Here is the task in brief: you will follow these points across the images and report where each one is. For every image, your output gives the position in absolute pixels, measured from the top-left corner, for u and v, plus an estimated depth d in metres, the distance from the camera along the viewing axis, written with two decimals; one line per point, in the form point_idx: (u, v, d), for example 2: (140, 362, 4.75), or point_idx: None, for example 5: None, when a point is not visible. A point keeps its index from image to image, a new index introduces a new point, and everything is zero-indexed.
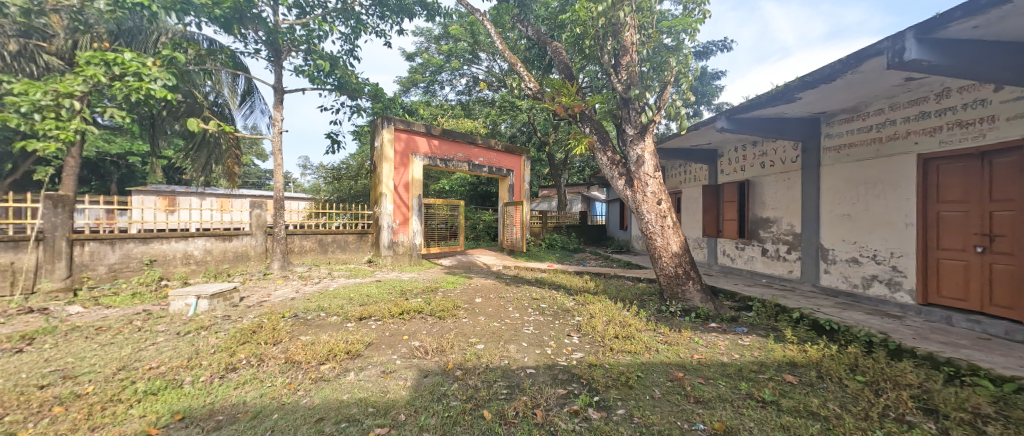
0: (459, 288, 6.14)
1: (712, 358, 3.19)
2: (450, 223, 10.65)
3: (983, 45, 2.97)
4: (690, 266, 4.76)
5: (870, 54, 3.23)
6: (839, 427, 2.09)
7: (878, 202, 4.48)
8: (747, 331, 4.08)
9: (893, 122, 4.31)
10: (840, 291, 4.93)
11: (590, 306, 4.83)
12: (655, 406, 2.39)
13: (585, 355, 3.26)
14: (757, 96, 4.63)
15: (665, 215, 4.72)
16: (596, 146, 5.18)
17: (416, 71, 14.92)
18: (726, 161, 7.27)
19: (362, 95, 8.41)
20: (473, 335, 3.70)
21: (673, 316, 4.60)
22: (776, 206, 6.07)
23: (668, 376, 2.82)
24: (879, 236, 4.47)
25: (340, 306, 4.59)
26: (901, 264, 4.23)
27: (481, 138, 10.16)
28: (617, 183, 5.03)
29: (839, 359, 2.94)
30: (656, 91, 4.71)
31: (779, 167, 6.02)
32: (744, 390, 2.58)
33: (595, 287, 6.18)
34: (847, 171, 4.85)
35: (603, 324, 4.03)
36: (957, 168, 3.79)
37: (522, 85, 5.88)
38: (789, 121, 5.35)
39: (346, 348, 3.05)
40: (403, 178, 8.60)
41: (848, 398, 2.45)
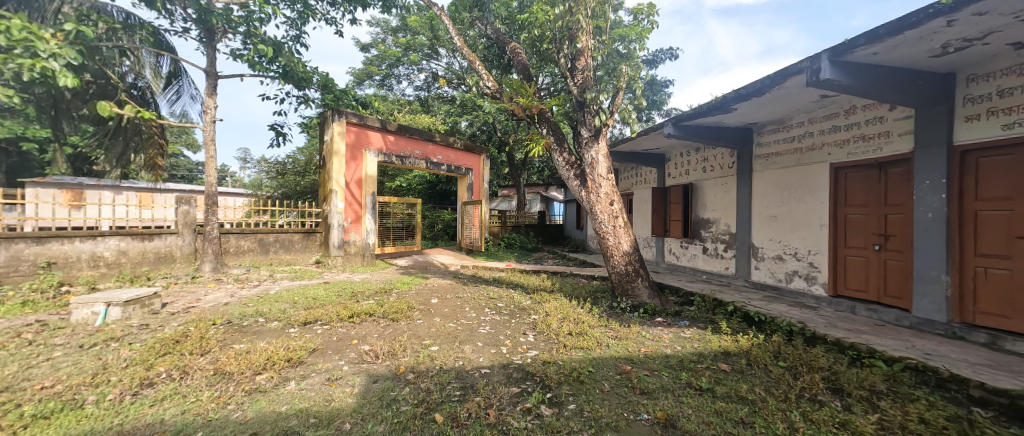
0: (414, 289, 5.96)
1: (657, 351, 3.38)
2: (405, 220, 10.30)
3: (882, 70, 3.42)
4: (639, 264, 5.01)
5: (792, 72, 3.61)
6: (762, 409, 2.30)
7: (799, 205, 5.01)
8: (689, 324, 4.39)
9: (811, 134, 4.84)
10: (767, 286, 5.45)
11: (545, 304, 4.91)
12: (605, 399, 2.48)
13: (539, 353, 3.31)
14: (699, 105, 4.98)
15: (617, 215, 4.93)
16: (553, 147, 5.29)
17: (371, 63, 14.31)
18: (673, 166, 7.75)
19: (311, 85, 7.90)
20: (426, 336, 3.62)
21: (623, 312, 4.82)
22: (715, 208, 6.57)
23: (617, 370, 2.95)
24: (799, 235, 4.99)
25: (282, 310, 4.27)
26: (816, 261, 4.75)
27: (439, 136, 9.97)
28: (573, 183, 5.17)
29: (765, 347, 3.25)
30: (610, 95, 4.87)
31: (718, 172, 6.52)
32: (684, 379, 2.76)
33: (551, 286, 6.29)
34: (774, 176, 5.37)
35: (558, 322, 4.12)
36: (861, 176, 4.33)
37: (480, 84, 5.85)
38: (727, 130, 5.81)
39: (287, 355, 2.85)
40: (356, 174, 8.22)
41: (771, 382, 2.70)
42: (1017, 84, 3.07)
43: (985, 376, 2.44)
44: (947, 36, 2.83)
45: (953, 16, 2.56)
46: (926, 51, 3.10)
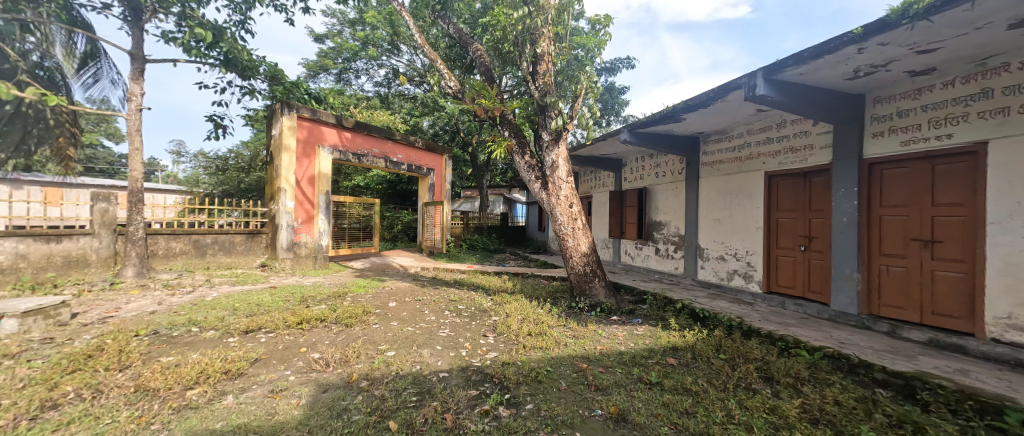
0: (371, 293, 5.74)
1: (612, 348, 3.52)
2: (362, 220, 9.88)
3: (807, 89, 3.81)
4: (596, 264, 5.18)
5: (733, 87, 3.93)
6: (704, 399, 2.47)
7: (739, 209, 5.44)
8: (641, 321, 4.61)
9: (749, 144, 5.27)
10: (711, 284, 5.86)
11: (505, 305, 4.93)
12: (561, 397, 2.54)
13: (499, 354, 3.31)
14: (652, 114, 5.27)
15: (576, 218, 5.06)
16: (515, 149, 5.35)
17: (326, 56, 13.60)
18: (629, 170, 8.10)
19: (257, 75, 7.36)
20: (382, 341, 3.50)
21: (581, 312, 4.96)
22: (666, 211, 6.96)
23: (574, 368, 3.03)
24: (739, 237, 5.42)
25: (220, 318, 3.93)
26: (753, 261, 5.19)
27: (399, 134, 9.69)
28: (534, 186, 5.26)
29: (708, 341, 3.49)
30: (569, 100, 5.00)
31: (669, 177, 6.92)
32: (636, 374, 2.90)
33: (512, 287, 6.33)
34: (718, 182, 5.79)
35: (518, 322, 4.16)
36: (790, 183, 4.79)
37: (442, 83, 5.77)
38: (677, 138, 6.18)
39: (224, 367, 2.63)
40: (308, 171, 7.78)
41: (713, 373, 2.91)
42: (911, 106, 3.56)
43: (887, 361, 2.79)
44: (859, 61, 3.21)
45: (863, 45, 2.92)
46: (842, 74, 3.50)
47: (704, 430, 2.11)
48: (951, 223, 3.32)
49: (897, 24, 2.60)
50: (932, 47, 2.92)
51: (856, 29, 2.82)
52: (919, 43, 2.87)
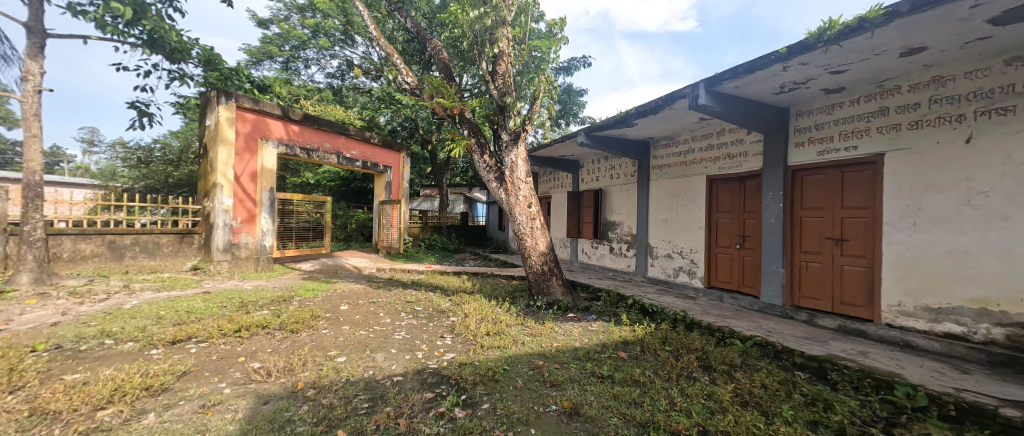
0: (321, 296, 5.44)
1: (568, 344, 3.62)
2: (312, 220, 9.30)
3: (742, 101, 4.17)
4: (554, 263, 5.29)
5: (678, 96, 4.20)
6: (650, 389, 2.63)
7: (684, 210, 5.82)
8: (596, 318, 4.79)
9: (693, 150, 5.66)
10: (659, 280, 6.21)
11: (464, 305, 4.90)
12: (517, 395, 2.57)
13: (456, 355, 3.28)
14: (606, 118, 5.49)
15: (534, 217, 5.14)
16: (474, 148, 5.33)
17: (271, 42, 12.65)
18: (586, 172, 8.37)
19: (188, 58, 6.67)
20: (332, 347, 3.32)
21: (539, 310, 5.05)
22: (620, 211, 7.27)
23: (530, 366, 3.09)
24: (684, 236, 5.80)
25: (141, 328, 3.52)
26: (695, 258, 5.58)
27: (353, 129, 9.25)
28: (493, 185, 5.28)
29: (656, 334, 3.71)
30: (528, 101, 5.06)
31: (622, 179, 7.24)
32: (589, 369, 3.01)
33: (471, 287, 6.30)
34: (666, 185, 6.16)
35: (476, 322, 4.15)
36: (728, 187, 5.22)
37: (399, 78, 5.61)
38: (630, 142, 6.48)
39: (145, 382, 2.36)
40: (250, 167, 7.20)
41: (659, 364, 3.10)
42: (827, 120, 4.01)
43: (804, 346, 3.14)
44: (784, 78, 3.57)
45: (788, 63, 3.25)
46: (770, 89, 3.87)
47: (650, 418, 2.24)
48: (857, 224, 3.79)
49: (815, 46, 2.93)
50: (843, 68, 3.32)
51: (782, 48, 3.13)
52: (832, 65, 3.25)
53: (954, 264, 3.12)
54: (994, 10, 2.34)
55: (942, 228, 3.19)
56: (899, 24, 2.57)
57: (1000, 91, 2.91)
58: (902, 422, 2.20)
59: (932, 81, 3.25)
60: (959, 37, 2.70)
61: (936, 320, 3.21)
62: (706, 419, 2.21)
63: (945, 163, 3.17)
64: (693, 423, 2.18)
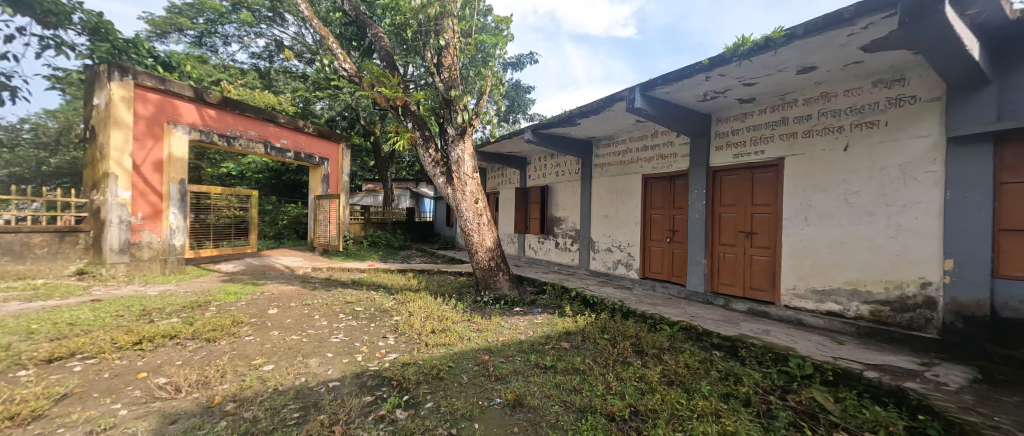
0: (246, 299, 4.94)
1: (513, 338, 3.68)
2: (235, 216, 8.41)
3: (672, 106, 4.53)
4: (500, 259, 5.33)
5: (616, 98, 4.45)
6: (589, 375, 2.78)
7: (622, 207, 6.19)
8: (541, 311, 4.92)
9: (631, 150, 6.02)
10: (600, 272, 6.55)
11: (409, 304, 4.75)
12: (462, 392, 2.56)
13: (399, 355, 3.18)
14: (551, 117, 5.64)
15: (481, 213, 5.12)
16: (419, 142, 5.18)
17: (181, 13, 11.07)
18: (533, 169, 8.53)
19: (68, 24, 5.61)
20: (257, 355, 3.03)
21: (486, 305, 5.07)
22: (565, 207, 7.52)
23: (476, 361, 3.09)
24: (622, 231, 6.16)
25: (3, 346, 2.91)
26: (632, 251, 5.97)
27: (283, 116, 8.45)
28: (439, 180, 5.19)
29: (596, 324, 3.92)
30: (475, 96, 5.01)
31: (567, 177, 7.49)
32: (533, 360, 3.09)
33: (416, 284, 6.13)
34: (606, 183, 6.49)
35: (421, 321, 4.05)
36: (660, 185, 5.63)
37: (336, 64, 5.24)
38: (573, 141, 6.73)
39: (8, 411, 1.96)
40: (154, 154, 6.26)
41: (598, 352, 3.28)
42: (741, 127, 4.51)
43: (720, 328, 3.53)
44: (707, 87, 3.94)
45: (710, 73, 3.59)
46: (696, 96, 4.24)
47: (588, 403, 2.36)
48: (764, 219, 4.32)
49: (732, 60, 3.27)
50: (753, 81, 3.74)
51: (705, 60, 3.45)
52: (745, 78, 3.65)
53: (835, 252, 3.69)
54: (865, 39, 2.78)
55: (826, 222, 3.76)
56: (795, 46, 2.97)
57: (868, 107, 3.47)
58: (794, 388, 2.57)
59: (820, 96, 3.79)
60: (840, 59, 3.17)
61: (821, 300, 3.78)
62: (637, 400, 2.39)
63: (829, 167, 3.73)
64: (626, 404, 2.34)
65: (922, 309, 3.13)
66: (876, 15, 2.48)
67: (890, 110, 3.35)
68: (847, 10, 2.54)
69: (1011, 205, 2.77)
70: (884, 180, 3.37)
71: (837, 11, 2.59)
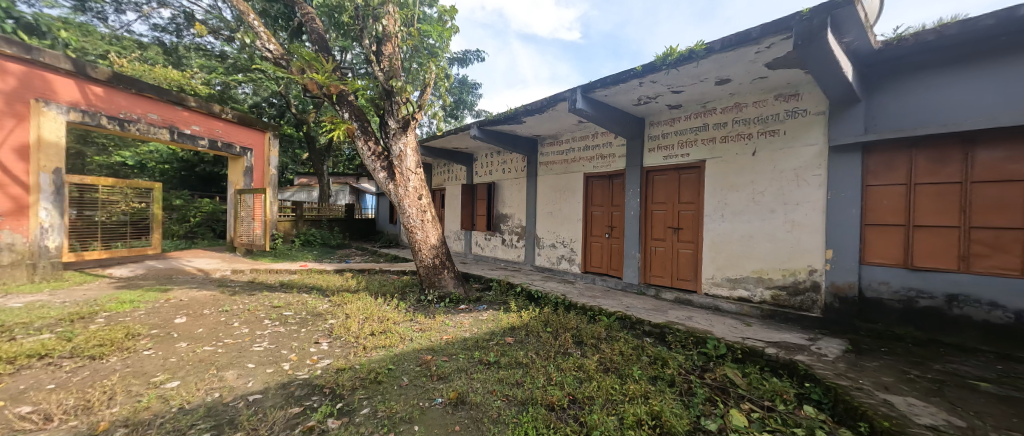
0: (146, 308, 4.29)
1: (457, 336, 3.63)
2: (133, 212, 7.05)
3: (610, 108, 4.77)
4: (445, 256, 5.22)
5: (559, 98, 4.59)
6: (531, 368, 2.84)
7: (565, 204, 6.40)
8: (486, 307, 4.91)
9: (573, 149, 6.25)
10: (545, 268, 6.73)
11: (346, 306, 4.46)
12: (402, 394, 2.47)
13: (332, 361, 2.97)
14: (497, 114, 5.65)
15: (425, 210, 4.96)
16: (356, 133, 4.88)
17: None
18: (479, 165, 8.48)
19: None
20: (158, 372, 2.64)
21: (430, 304, 4.94)
22: (511, 204, 7.58)
23: (418, 362, 3.00)
24: (565, 227, 6.37)
25: None
26: (574, 247, 6.21)
27: (195, 99, 7.45)
28: (380, 175, 4.94)
29: (540, 318, 4.02)
30: (418, 88, 4.83)
31: (513, 174, 7.55)
32: (477, 357, 3.08)
33: (355, 285, 5.78)
34: (550, 181, 6.67)
35: (359, 323, 3.83)
36: (600, 183, 5.91)
37: (259, 44, 4.74)
38: (519, 139, 6.81)
39: None
40: (17, 137, 5.15)
41: (541, 345, 3.37)
42: (669, 131, 4.88)
43: (651, 316, 3.82)
44: (640, 92, 4.21)
45: (643, 79, 3.83)
46: (631, 100, 4.51)
47: (529, 396, 2.41)
48: (688, 216, 4.74)
49: (661, 68, 3.53)
50: (680, 89, 4.07)
51: (639, 66, 3.68)
52: (673, 85, 3.96)
53: (745, 245, 4.16)
54: (769, 57, 3.16)
55: (738, 218, 4.22)
56: (714, 59, 3.28)
57: (771, 118, 3.96)
58: (710, 367, 2.87)
59: (734, 106, 4.24)
60: (750, 74, 3.57)
61: (733, 288, 4.25)
62: (575, 389, 2.49)
63: (741, 170, 4.20)
64: (565, 394, 2.44)
65: (809, 292, 3.66)
66: (777, 36, 2.83)
67: (787, 120, 3.85)
68: (755, 30, 2.87)
69: (874, 204, 3.34)
70: (782, 181, 3.87)
71: (746, 30, 2.91)
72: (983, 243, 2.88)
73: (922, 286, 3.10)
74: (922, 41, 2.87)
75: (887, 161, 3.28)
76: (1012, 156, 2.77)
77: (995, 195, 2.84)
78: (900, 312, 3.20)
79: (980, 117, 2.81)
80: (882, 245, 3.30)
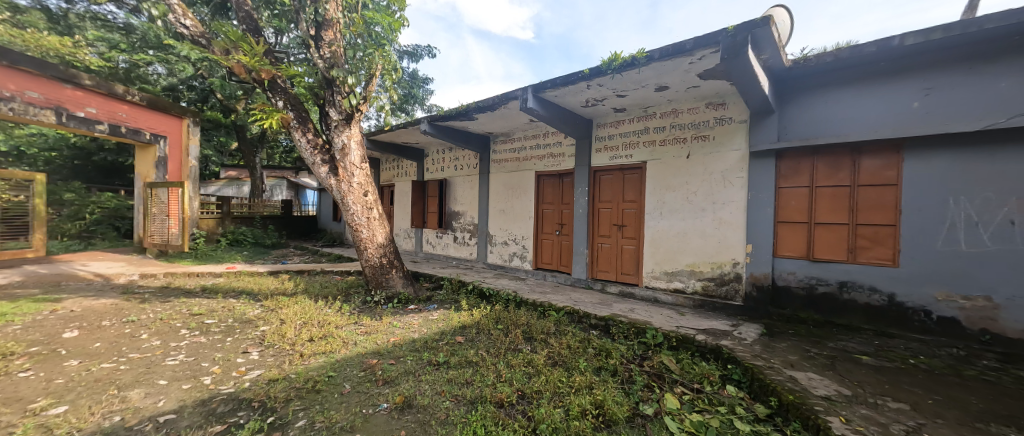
0: (22, 322, 3.61)
1: (405, 338, 3.51)
2: (6, 208, 5.79)
3: (559, 109, 4.89)
4: (394, 255, 5.02)
5: (510, 97, 4.62)
6: (481, 366, 2.83)
7: (517, 202, 6.46)
8: (437, 307, 4.80)
9: (525, 147, 6.32)
10: (497, 265, 6.75)
11: (281, 311, 4.12)
12: (343, 402, 2.33)
13: (263, 372, 2.72)
14: (448, 109, 5.54)
15: (371, 207, 4.72)
16: (293, 124, 4.50)
17: None
18: (430, 161, 8.26)
19: None
20: (38, 397, 2.24)
21: (377, 305, 4.72)
22: (463, 202, 7.50)
23: (361, 367, 2.85)
24: (517, 225, 6.44)
25: None
26: (525, 244, 6.29)
27: (89, 76, 6.41)
28: (321, 170, 4.60)
29: (491, 316, 4.02)
30: (362, 79, 4.57)
31: (465, 171, 7.46)
32: (425, 358, 3.01)
33: (292, 288, 5.36)
34: (502, 178, 6.69)
35: (297, 329, 3.56)
36: (550, 182, 6.05)
37: (173, 19, 4.18)
38: (472, 135, 6.73)
39: None
40: None
41: (491, 342, 3.38)
42: (614, 133, 5.12)
43: (596, 310, 3.99)
44: (587, 94, 4.36)
45: (590, 82, 3.98)
46: (579, 102, 4.66)
47: (479, 394, 2.40)
48: (631, 214, 5.02)
49: (607, 72, 3.68)
50: (624, 94, 4.29)
51: (586, 69, 3.81)
52: (618, 90, 4.16)
53: (680, 241, 4.50)
54: (701, 68, 3.44)
55: (674, 216, 4.55)
56: (653, 67, 3.49)
57: (703, 124, 4.30)
58: (649, 355, 3.07)
59: (672, 112, 4.55)
60: (685, 83, 3.85)
61: (670, 280, 4.59)
62: (524, 384, 2.53)
63: (677, 171, 4.52)
64: (514, 390, 2.47)
65: (733, 283, 4.06)
66: (707, 49, 3.08)
67: (716, 127, 4.21)
68: (688, 42, 3.10)
69: (784, 204, 3.79)
70: (711, 182, 4.23)
71: (681, 42, 3.13)
72: (866, 238, 3.38)
73: (821, 275, 3.58)
74: (822, 62, 3.30)
75: (795, 167, 3.73)
76: (888, 164, 3.28)
77: (875, 197, 3.34)
78: (804, 298, 3.66)
79: (865, 130, 3.30)
80: (791, 240, 3.75)
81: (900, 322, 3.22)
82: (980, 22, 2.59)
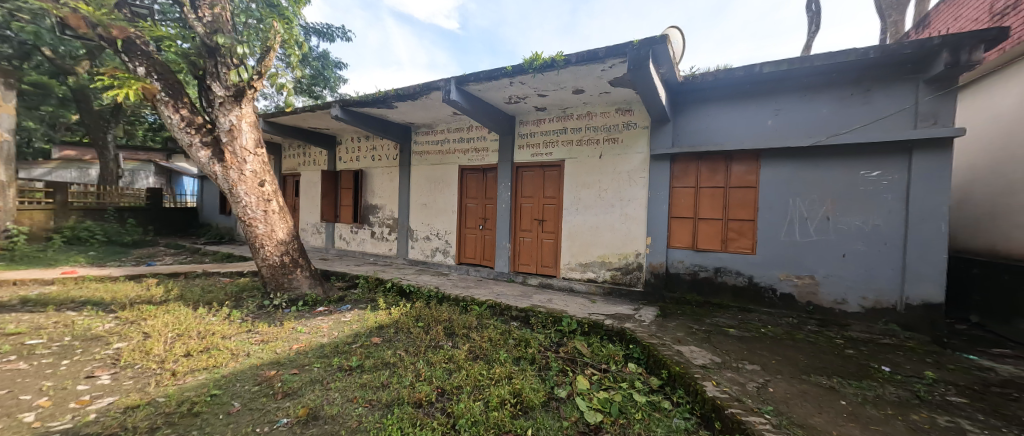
0: None
1: (312, 343, 3.18)
2: None
3: (483, 103, 4.88)
4: (298, 253, 4.50)
5: (432, 87, 4.46)
6: (399, 367, 2.72)
7: (440, 196, 6.30)
8: (351, 307, 4.45)
9: (448, 140, 6.18)
10: (418, 261, 6.52)
11: (146, 322, 3.41)
12: (231, 423, 2.02)
13: (118, 399, 2.22)
14: (364, 94, 5.13)
15: (269, 199, 4.16)
16: (162, 97, 3.73)
17: None
18: (343, 150, 7.59)
19: None
20: None
21: (277, 310, 4.18)
22: (381, 194, 7.05)
23: (255, 380, 2.51)
24: (440, 219, 6.28)
25: None
26: (449, 239, 6.18)
27: None
28: (201, 154, 3.89)
29: (411, 314, 3.87)
30: (257, 51, 3.97)
31: (383, 162, 7.02)
32: (336, 364, 2.77)
33: (163, 294, 4.47)
34: (424, 171, 6.46)
35: (169, 342, 2.99)
36: (474, 176, 6.02)
37: None
38: (391, 124, 6.34)
39: None
40: None
41: (411, 341, 3.25)
42: (535, 130, 5.30)
43: (517, 301, 4.12)
44: (510, 91, 4.43)
45: (513, 79, 4.04)
46: (502, 98, 4.71)
47: (395, 396, 2.29)
48: (550, 209, 5.26)
49: (528, 71, 3.78)
50: (544, 93, 4.45)
51: (509, 66, 3.86)
52: (539, 89, 4.30)
53: (593, 234, 4.86)
54: (611, 75, 3.73)
55: (588, 211, 4.90)
56: (571, 70, 3.68)
57: (613, 127, 4.69)
58: (565, 341, 3.28)
59: (587, 114, 4.87)
60: (598, 88, 4.15)
61: (584, 271, 4.94)
62: (444, 381, 2.50)
63: (590, 170, 4.87)
64: (434, 388, 2.42)
65: (636, 271, 4.54)
66: (617, 58, 3.35)
67: (624, 131, 4.62)
68: (601, 50, 3.33)
69: (676, 201, 4.33)
70: (619, 181, 4.65)
71: (594, 50, 3.35)
72: (735, 231, 4.05)
73: (702, 262, 4.20)
74: (705, 80, 3.84)
75: (684, 169, 4.29)
76: (750, 170, 3.97)
77: (741, 197, 4.02)
78: (689, 282, 4.26)
79: (735, 141, 3.93)
80: (680, 233, 4.31)
81: (756, 298, 3.94)
82: (812, 59, 3.31)
